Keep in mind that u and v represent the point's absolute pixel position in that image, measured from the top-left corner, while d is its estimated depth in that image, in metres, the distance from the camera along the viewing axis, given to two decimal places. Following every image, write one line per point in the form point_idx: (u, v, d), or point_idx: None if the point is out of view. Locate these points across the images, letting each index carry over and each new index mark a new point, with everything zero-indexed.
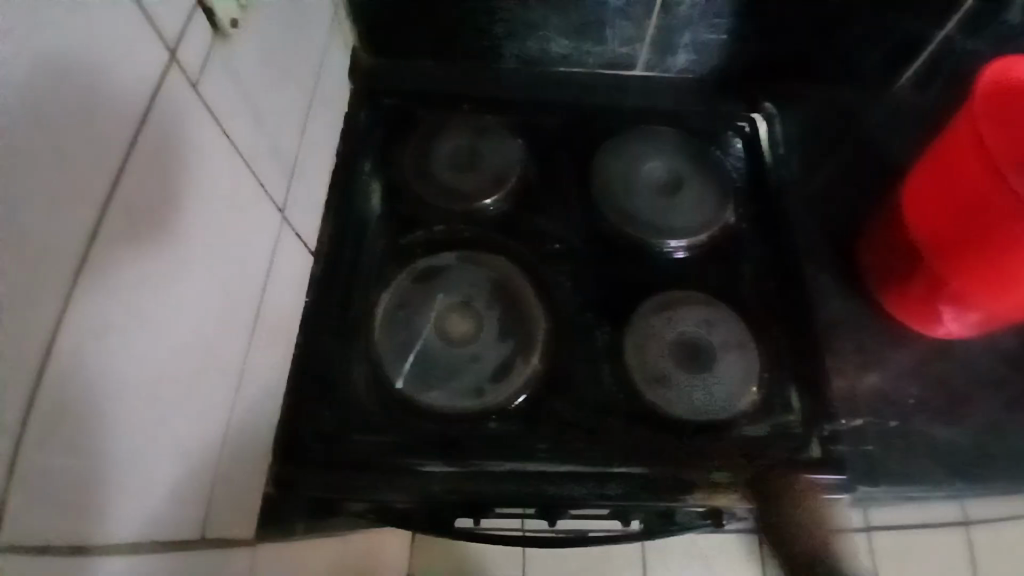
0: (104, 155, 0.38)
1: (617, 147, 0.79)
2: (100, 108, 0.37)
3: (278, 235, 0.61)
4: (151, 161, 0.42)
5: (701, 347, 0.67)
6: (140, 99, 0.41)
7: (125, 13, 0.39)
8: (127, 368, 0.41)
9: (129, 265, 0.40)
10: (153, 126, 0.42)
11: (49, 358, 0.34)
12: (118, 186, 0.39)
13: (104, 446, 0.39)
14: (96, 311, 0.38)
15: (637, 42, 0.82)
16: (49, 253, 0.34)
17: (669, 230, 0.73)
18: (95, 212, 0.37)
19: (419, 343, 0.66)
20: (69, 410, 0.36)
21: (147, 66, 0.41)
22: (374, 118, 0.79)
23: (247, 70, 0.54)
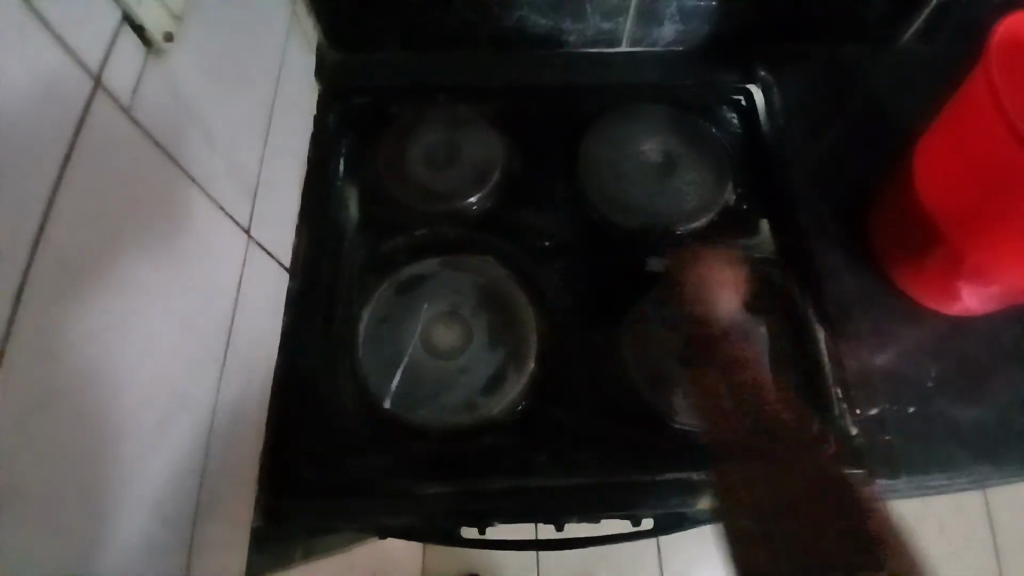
0: (29, 201, 0.34)
1: (604, 128, 0.73)
2: (15, 152, 0.33)
3: (246, 257, 0.57)
4: (87, 209, 0.38)
5: (703, 341, 0.63)
6: (65, 135, 0.36)
7: (35, 44, 0.34)
8: (81, 431, 0.37)
9: (70, 324, 0.36)
10: (85, 162, 0.38)
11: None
12: (48, 239, 0.35)
13: (67, 518, 0.36)
14: (35, 377, 0.34)
15: (620, 16, 0.76)
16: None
17: (663, 216, 0.68)
18: (22, 273, 0.33)
19: (406, 358, 0.62)
20: (20, 488, 0.33)
21: (70, 100, 0.37)
22: (345, 118, 0.75)
23: (192, 86, 0.49)
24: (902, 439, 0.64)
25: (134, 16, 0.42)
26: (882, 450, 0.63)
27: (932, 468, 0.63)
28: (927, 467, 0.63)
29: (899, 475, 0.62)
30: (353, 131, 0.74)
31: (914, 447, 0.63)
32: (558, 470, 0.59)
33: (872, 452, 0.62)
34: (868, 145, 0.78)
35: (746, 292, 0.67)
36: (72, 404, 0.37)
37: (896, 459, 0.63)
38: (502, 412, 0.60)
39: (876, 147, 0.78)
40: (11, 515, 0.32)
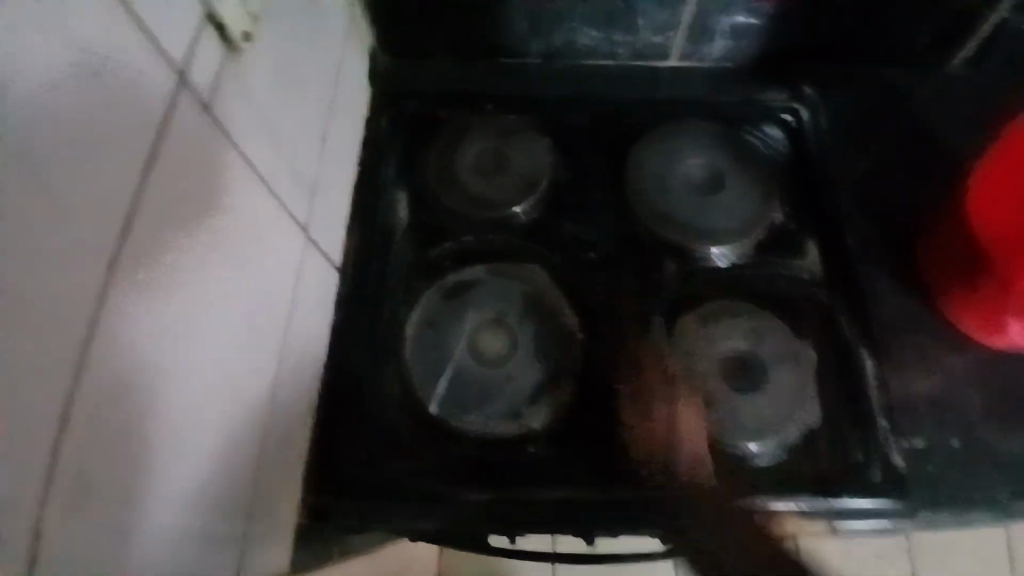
0: (115, 195, 0.34)
1: (652, 141, 0.73)
2: (104, 142, 0.33)
3: (303, 256, 0.58)
4: (164, 205, 0.38)
5: (751, 360, 0.63)
6: (149, 131, 0.37)
7: (127, 39, 0.35)
8: (149, 423, 0.38)
9: (145, 318, 0.37)
10: (166, 156, 0.38)
11: (60, 428, 0.31)
12: (130, 232, 0.35)
13: (128, 514, 0.36)
14: (111, 368, 0.34)
15: (672, 31, 0.76)
16: (53, 313, 0.30)
17: (712, 233, 0.68)
18: (105, 263, 0.33)
19: (450, 364, 0.62)
20: (85, 482, 0.32)
21: (155, 96, 0.37)
22: (395, 123, 0.75)
23: (261, 85, 0.50)
24: (947, 468, 0.62)
25: (217, 14, 0.42)
26: (926, 478, 0.62)
27: (976, 500, 0.61)
28: (972, 498, 0.61)
29: (942, 504, 0.61)
30: (403, 135, 0.75)
31: (959, 477, 0.62)
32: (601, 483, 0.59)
33: (915, 482, 0.61)
34: (917, 169, 0.77)
35: (793, 314, 0.67)
36: (144, 399, 0.37)
37: (940, 488, 0.61)
38: (547, 425, 0.60)
39: (924, 171, 0.77)
40: (74, 507, 0.32)
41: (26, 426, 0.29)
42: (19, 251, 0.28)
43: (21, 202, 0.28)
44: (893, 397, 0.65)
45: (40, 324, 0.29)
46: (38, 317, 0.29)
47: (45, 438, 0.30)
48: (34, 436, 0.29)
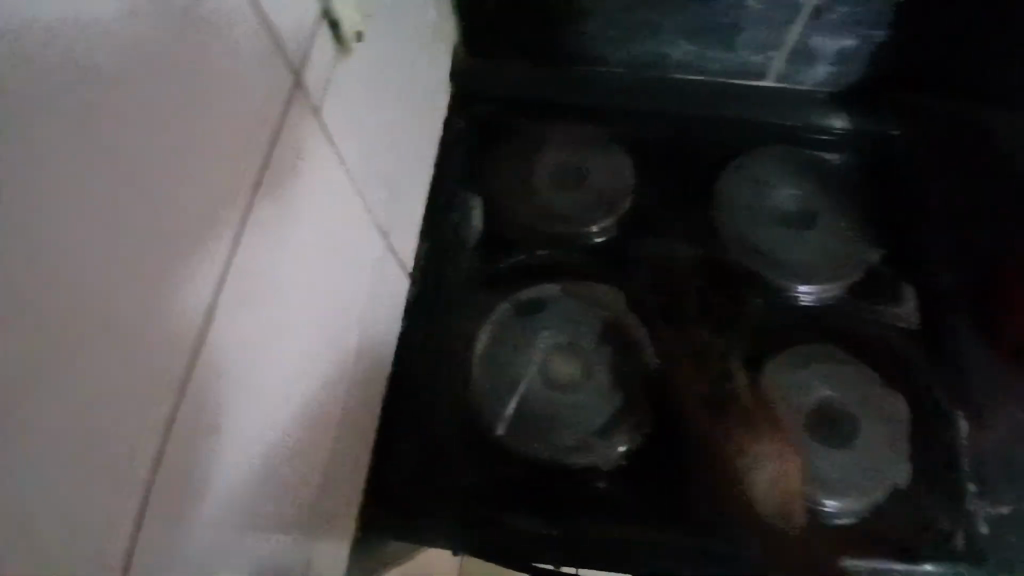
0: (230, 205, 0.32)
1: (744, 167, 0.70)
2: (227, 146, 0.32)
3: (381, 263, 0.56)
4: (271, 215, 0.37)
5: (837, 411, 0.60)
6: (265, 137, 0.35)
7: (254, 39, 0.33)
8: (234, 440, 0.35)
9: (247, 330, 0.35)
10: (278, 165, 0.37)
11: (168, 444, 0.29)
12: (242, 243, 0.34)
13: (205, 535, 0.33)
14: (217, 384, 0.33)
15: (773, 51, 0.71)
16: (165, 325, 0.28)
17: (803, 271, 0.64)
18: (219, 274, 0.32)
19: (521, 386, 0.59)
20: (172, 500, 0.30)
21: (274, 98, 0.35)
22: (472, 127, 0.72)
23: (361, 85, 0.47)
24: None
25: (332, 10, 0.39)
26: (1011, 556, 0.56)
27: None
28: None
29: None
30: (479, 139, 0.71)
31: None
32: (668, 526, 0.55)
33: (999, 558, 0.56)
34: None
35: (883, 365, 0.63)
36: (238, 414, 0.35)
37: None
38: (616, 462, 0.57)
39: None
40: (161, 529, 0.30)
41: (130, 446, 0.27)
42: (124, 251, 0.25)
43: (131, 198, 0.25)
44: (981, 462, 0.59)
45: (156, 336, 0.28)
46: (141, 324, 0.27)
47: (150, 458, 0.28)
48: (129, 454, 0.27)
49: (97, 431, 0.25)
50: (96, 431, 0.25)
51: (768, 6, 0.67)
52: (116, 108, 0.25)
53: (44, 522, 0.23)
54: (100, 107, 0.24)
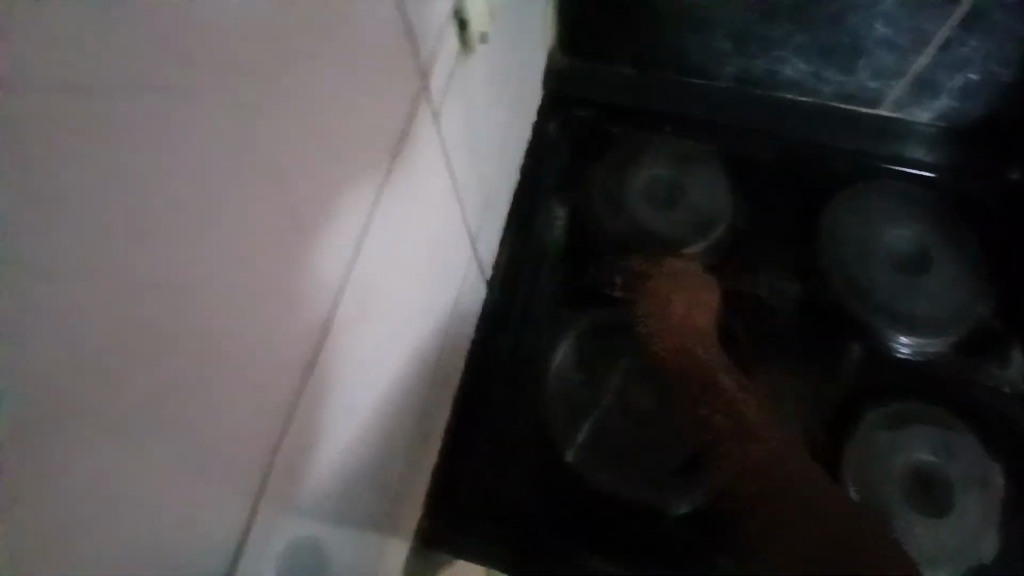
0: (351, 217, 0.32)
1: (853, 201, 0.65)
2: (349, 156, 0.31)
3: (466, 270, 0.54)
4: (385, 226, 0.36)
5: (935, 478, 0.55)
6: (389, 147, 0.34)
7: (391, 44, 0.32)
8: (329, 440, 0.35)
9: (351, 342, 0.35)
10: (401, 174, 0.36)
11: (277, 454, 0.31)
12: (358, 261, 0.34)
13: (300, 525, 0.34)
14: (322, 395, 0.33)
15: (893, 78, 0.65)
16: (275, 338, 0.28)
17: (908, 320, 0.59)
18: (335, 289, 0.32)
19: (596, 412, 0.58)
20: (274, 486, 0.31)
21: (401, 105, 0.35)
22: (564, 131, 0.69)
23: (477, 89, 0.45)
24: None
25: (464, 9, 0.38)
26: None
27: None
28: None
29: None
30: (570, 144, 0.69)
31: None
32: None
33: None
34: None
35: (988, 430, 0.58)
36: (337, 422, 0.36)
37: None
38: (689, 508, 0.55)
39: None
40: (268, 513, 0.31)
41: (241, 453, 0.28)
42: (258, 251, 0.25)
43: (268, 199, 0.25)
44: None
45: (267, 350, 0.28)
46: (264, 321, 0.27)
47: (260, 464, 0.29)
48: (236, 455, 0.27)
49: (218, 423, 0.25)
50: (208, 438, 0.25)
51: (894, 31, 0.61)
52: (254, 116, 0.24)
53: (167, 512, 0.24)
54: (239, 113, 0.23)
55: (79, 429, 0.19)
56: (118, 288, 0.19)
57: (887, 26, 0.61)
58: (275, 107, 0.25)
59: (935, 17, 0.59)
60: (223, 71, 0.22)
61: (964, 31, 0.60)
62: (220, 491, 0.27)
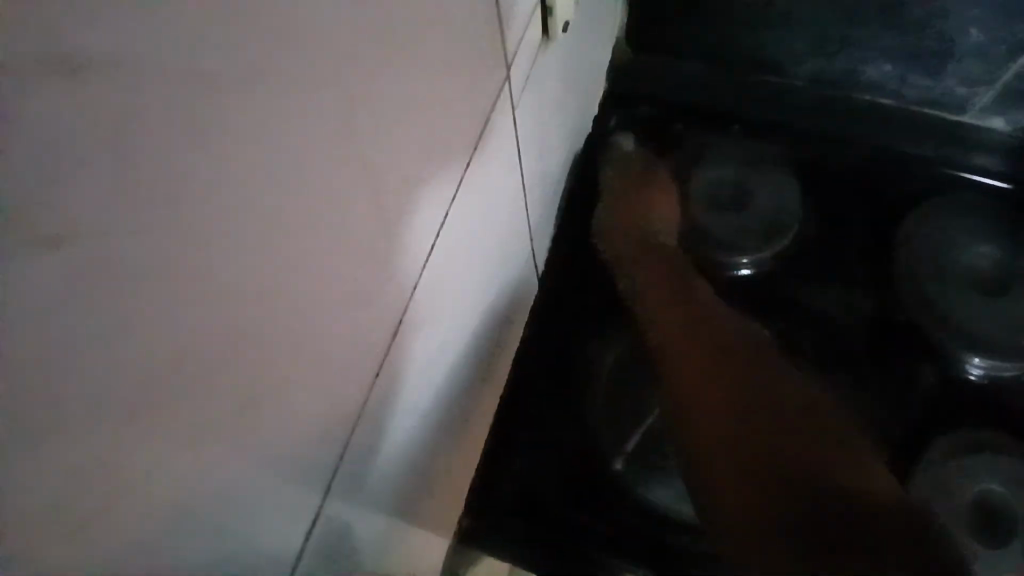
0: (430, 216, 0.31)
1: (930, 213, 0.61)
2: (434, 153, 0.30)
3: (523, 268, 0.53)
4: (458, 224, 0.36)
5: (1005, 514, 0.52)
6: (468, 143, 0.34)
7: (475, 35, 0.31)
8: (388, 434, 0.35)
9: (418, 342, 0.35)
10: (479, 170, 0.36)
11: (343, 459, 0.30)
12: (431, 261, 0.33)
13: (357, 523, 0.34)
14: (387, 396, 0.33)
15: (982, 85, 0.61)
16: (357, 341, 0.28)
17: (986, 343, 0.56)
18: (410, 290, 0.32)
19: (647, 422, 0.55)
20: (343, 473, 0.30)
21: (483, 100, 0.34)
22: (624, 128, 0.67)
23: (550, 84, 0.44)
24: None
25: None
26: None
27: None
28: None
29: None
30: (631, 140, 0.67)
31: None
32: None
33: None
34: None
35: None
36: (396, 423, 0.35)
37: None
38: None
39: None
40: (329, 514, 0.30)
41: (314, 457, 0.27)
42: (340, 249, 0.24)
43: (358, 197, 0.24)
44: None
45: (344, 354, 0.27)
46: (340, 321, 0.26)
47: (328, 467, 0.29)
48: (309, 460, 0.27)
49: (291, 424, 0.25)
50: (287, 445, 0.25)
51: (990, 37, 0.56)
52: (366, 119, 0.23)
53: (247, 521, 0.23)
54: (354, 118, 0.22)
55: (169, 441, 0.18)
56: (219, 292, 0.18)
57: (982, 32, 0.56)
58: (377, 104, 0.24)
59: None
60: (329, 63, 0.20)
61: None
62: (293, 494, 0.26)
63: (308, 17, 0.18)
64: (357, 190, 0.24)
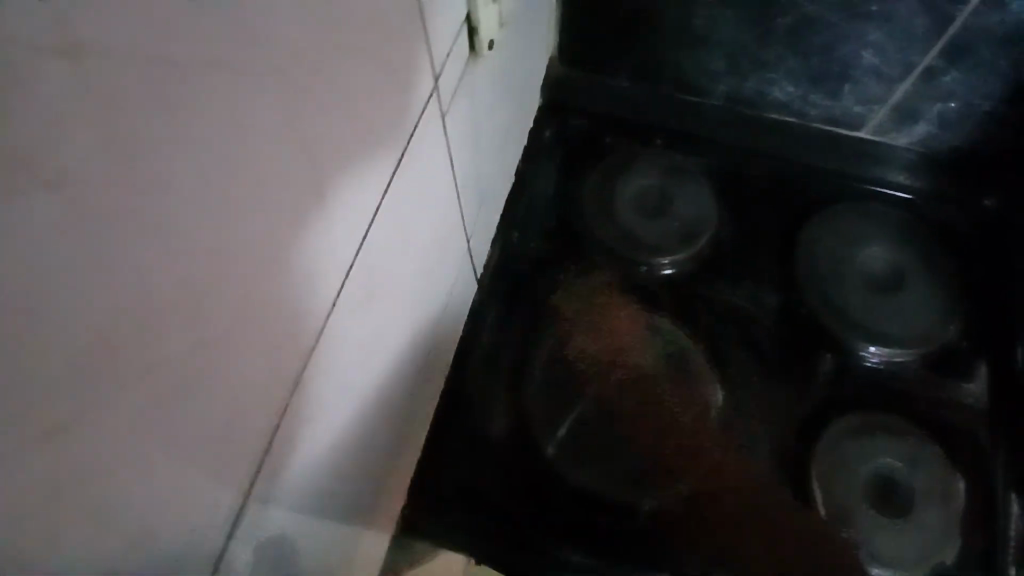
0: (367, 207, 0.34)
1: (832, 219, 0.69)
2: (370, 148, 0.33)
3: (460, 267, 0.56)
4: (394, 216, 0.39)
5: (897, 486, 0.58)
6: (402, 143, 0.37)
7: (410, 46, 0.34)
8: (315, 426, 0.36)
9: (359, 325, 0.38)
10: (412, 165, 0.39)
11: (281, 433, 0.32)
12: (365, 250, 0.36)
13: (296, 491, 0.36)
14: (333, 373, 0.36)
15: (877, 105, 0.68)
16: (302, 320, 0.30)
17: (877, 334, 0.63)
18: (344, 274, 0.34)
19: (576, 410, 0.59)
20: (271, 465, 0.32)
21: (416, 104, 0.37)
22: (560, 138, 0.72)
23: (480, 94, 0.48)
24: None
25: (474, 20, 0.41)
26: None
27: None
28: None
29: None
30: (566, 150, 0.72)
31: None
32: (709, 557, 0.56)
33: None
34: None
35: (954, 444, 0.61)
36: (334, 401, 0.38)
37: None
38: (661, 505, 0.57)
39: None
40: (266, 485, 0.32)
41: (258, 425, 0.29)
42: (293, 238, 0.27)
43: (304, 189, 0.27)
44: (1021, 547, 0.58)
45: (288, 330, 0.29)
46: (289, 303, 0.28)
47: (267, 440, 0.31)
48: (251, 429, 0.29)
49: (231, 404, 0.26)
50: (229, 410, 0.26)
51: (882, 59, 0.64)
52: (317, 104, 0.26)
53: (186, 480, 0.25)
54: (302, 102, 0.25)
55: (127, 384, 0.20)
56: (168, 265, 0.20)
57: (875, 54, 0.63)
58: (322, 111, 0.27)
59: (922, 48, 0.62)
60: (271, 46, 0.22)
61: (947, 63, 0.62)
62: (234, 457, 0.28)
63: (265, 9, 0.21)
64: (308, 170, 0.27)
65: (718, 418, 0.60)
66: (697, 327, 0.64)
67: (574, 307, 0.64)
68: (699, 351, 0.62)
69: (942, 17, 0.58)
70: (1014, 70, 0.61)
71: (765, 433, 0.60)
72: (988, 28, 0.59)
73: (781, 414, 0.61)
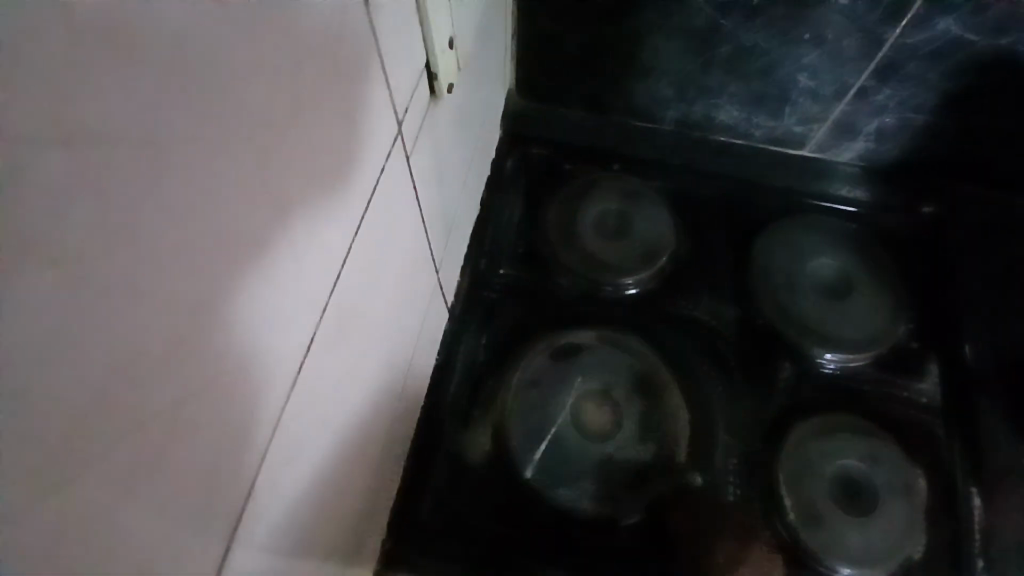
0: (336, 246, 0.36)
1: (782, 234, 0.72)
2: (336, 189, 0.34)
3: (430, 298, 0.58)
4: (363, 253, 0.40)
5: (861, 485, 0.61)
6: (367, 183, 0.39)
7: (370, 90, 0.36)
8: (294, 462, 0.37)
9: (334, 360, 0.40)
10: (378, 204, 0.41)
11: (262, 470, 0.33)
12: (337, 287, 0.37)
13: (278, 530, 0.37)
14: (311, 408, 0.37)
15: (816, 123, 0.72)
16: (275, 358, 0.31)
17: (832, 340, 0.66)
18: (319, 310, 0.35)
19: (551, 431, 0.61)
20: (254, 503, 0.33)
21: (381, 145, 0.39)
22: (521, 168, 0.75)
23: (442, 132, 0.50)
24: None
25: (434, 65, 0.44)
26: None
27: None
28: None
29: None
30: (527, 180, 0.74)
31: None
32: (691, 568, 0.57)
33: None
34: None
35: (911, 441, 0.64)
36: (312, 437, 0.39)
37: None
38: (639, 519, 0.58)
39: None
40: (249, 524, 0.33)
41: (239, 462, 0.30)
42: (264, 278, 0.28)
43: (276, 231, 0.29)
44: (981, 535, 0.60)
45: (264, 367, 0.31)
46: (263, 341, 0.30)
47: (249, 478, 0.32)
48: (233, 467, 0.30)
49: (216, 438, 0.28)
50: (211, 448, 0.27)
51: (817, 82, 0.68)
52: (281, 149, 0.28)
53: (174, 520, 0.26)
54: (265, 147, 0.27)
55: (116, 427, 0.21)
56: (146, 312, 0.21)
57: (810, 77, 0.68)
58: (287, 156, 0.29)
59: (853, 69, 0.66)
60: (233, 100, 0.24)
61: (878, 82, 0.67)
62: (219, 495, 0.29)
63: (224, 68, 0.23)
64: (274, 211, 0.28)
65: (688, 430, 0.62)
66: (661, 343, 0.66)
67: (543, 330, 0.66)
68: (666, 367, 0.65)
69: (873, 40, 0.63)
70: (940, 86, 0.66)
71: (734, 443, 0.62)
72: (914, 48, 0.63)
73: (748, 422, 0.64)
